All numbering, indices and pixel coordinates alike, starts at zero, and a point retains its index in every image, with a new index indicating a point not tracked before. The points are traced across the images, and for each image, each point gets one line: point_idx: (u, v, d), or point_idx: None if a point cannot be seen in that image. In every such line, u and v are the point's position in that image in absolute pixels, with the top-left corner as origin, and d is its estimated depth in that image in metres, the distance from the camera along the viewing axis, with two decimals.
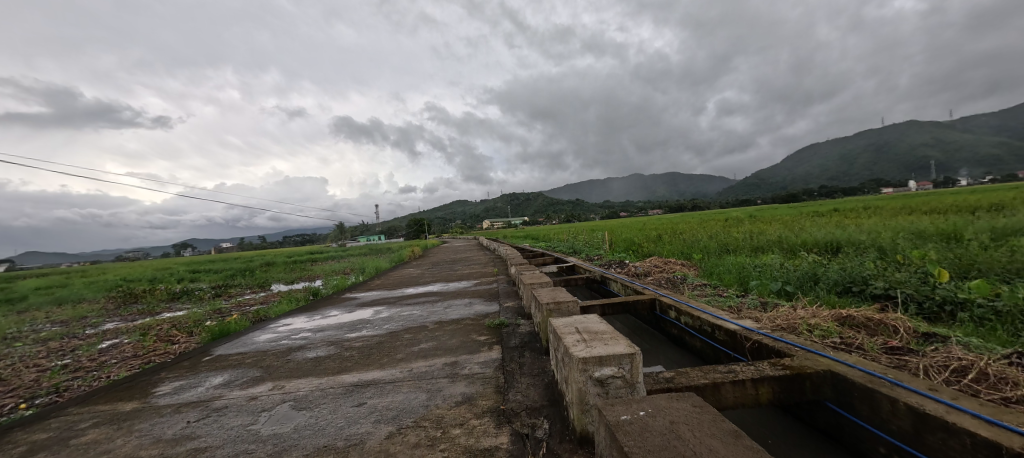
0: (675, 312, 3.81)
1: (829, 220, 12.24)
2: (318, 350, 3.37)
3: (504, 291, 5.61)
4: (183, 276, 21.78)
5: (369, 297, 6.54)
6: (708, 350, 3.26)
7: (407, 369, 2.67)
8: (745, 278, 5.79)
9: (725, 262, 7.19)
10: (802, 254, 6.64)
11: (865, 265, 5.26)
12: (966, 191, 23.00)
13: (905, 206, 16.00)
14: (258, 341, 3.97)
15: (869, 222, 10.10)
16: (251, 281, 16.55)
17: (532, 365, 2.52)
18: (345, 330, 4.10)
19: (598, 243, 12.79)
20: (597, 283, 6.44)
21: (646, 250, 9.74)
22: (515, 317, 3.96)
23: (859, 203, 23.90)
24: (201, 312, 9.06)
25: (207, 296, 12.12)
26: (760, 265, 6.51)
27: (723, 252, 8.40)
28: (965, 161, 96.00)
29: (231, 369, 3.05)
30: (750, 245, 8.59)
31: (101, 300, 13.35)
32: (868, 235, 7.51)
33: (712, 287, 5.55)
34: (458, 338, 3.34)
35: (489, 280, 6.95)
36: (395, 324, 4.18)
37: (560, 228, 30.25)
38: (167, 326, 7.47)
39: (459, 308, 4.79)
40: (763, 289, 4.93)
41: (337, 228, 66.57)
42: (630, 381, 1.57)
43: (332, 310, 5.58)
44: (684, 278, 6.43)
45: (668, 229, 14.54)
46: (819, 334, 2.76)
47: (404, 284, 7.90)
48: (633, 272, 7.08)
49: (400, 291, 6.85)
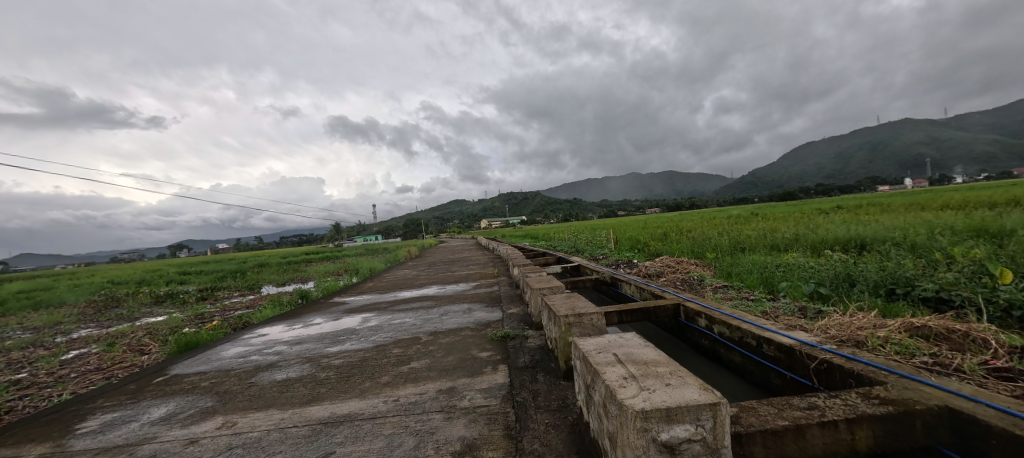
0: (706, 320, 3.31)
1: (842, 217, 11.78)
2: (290, 370, 2.84)
3: (506, 295, 5.09)
4: (170, 278, 21.10)
5: (358, 301, 5.98)
6: (752, 366, 2.75)
7: (392, 399, 2.15)
8: (769, 279, 5.29)
9: (744, 262, 6.68)
10: (827, 254, 6.16)
11: (904, 264, 4.76)
12: (970, 188, 22.69)
13: (915, 203, 15.56)
14: (226, 357, 3.43)
15: (888, 219, 9.62)
16: (241, 283, 15.92)
17: (548, 395, 2.00)
18: (326, 343, 3.57)
19: (602, 241, 12.24)
20: (607, 285, 5.93)
21: (654, 249, 9.23)
22: (521, 327, 3.45)
23: (864, 200, 23.44)
24: (181, 318, 8.46)
25: (192, 300, 11.53)
26: (783, 265, 6.01)
27: (738, 250, 7.91)
28: (962, 158, 96.20)
29: (181, 396, 2.53)
30: (766, 243, 8.09)
31: (81, 305, 12.73)
32: (895, 232, 7.03)
33: (735, 289, 5.05)
34: (454, 355, 2.81)
35: (489, 283, 6.41)
36: (384, 335, 3.64)
37: (560, 227, 29.75)
38: (141, 334, 6.89)
39: (456, 315, 4.26)
40: (795, 292, 4.44)
41: (333, 228, 65.86)
42: (711, 446, 1.07)
43: (317, 316, 5.03)
44: (701, 279, 5.92)
45: (674, 227, 14.02)
46: (897, 351, 2.26)
47: (398, 286, 7.36)
48: (644, 273, 6.56)
49: (393, 295, 6.29)
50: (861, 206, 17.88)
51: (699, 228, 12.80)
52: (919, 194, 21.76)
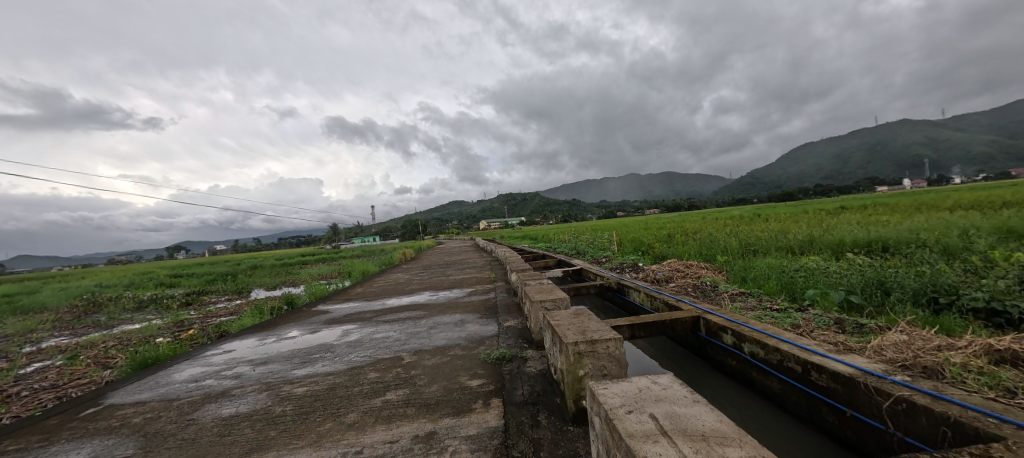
0: (733, 337, 2.86)
1: (853, 218, 11.34)
2: (243, 401, 2.37)
3: (503, 304, 4.62)
4: (160, 281, 20.56)
5: (343, 310, 5.49)
6: (796, 397, 2.30)
7: (353, 451, 1.68)
8: (791, 286, 4.85)
9: (758, 266, 6.23)
10: (849, 258, 5.73)
11: (943, 270, 4.31)
12: (973, 188, 22.41)
13: (924, 202, 15.14)
14: (175, 382, 2.93)
15: (904, 220, 9.20)
16: (231, 286, 15.38)
17: (553, 451, 1.54)
18: (295, 362, 3.10)
19: (605, 243, 11.76)
20: (613, 291, 5.48)
21: (660, 252, 8.78)
22: (519, 344, 2.99)
23: (869, 199, 23.00)
24: (159, 326, 7.98)
25: (177, 305, 11.05)
26: (803, 269, 5.57)
27: (749, 253, 7.48)
28: (960, 159, 96.20)
29: (99, 441, 2.04)
30: (779, 245, 7.64)
31: (63, 310, 12.23)
32: (918, 233, 6.60)
33: (754, 297, 4.61)
34: (438, 384, 2.34)
35: (486, 289, 5.94)
36: (362, 353, 3.16)
37: (559, 229, 29.33)
38: (111, 345, 6.40)
39: (447, 328, 3.79)
40: (825, 301, 4.00)
41: (331, 230, 65.33)
42: None
43: (295, 327, 4.54)
44: (715, 285, 5.48)
45: (678, 228, 13.57)
46: (989, 385, 1.82)
47: (389, 292, 6.88)
48: (652, 278, 6.11)
49: (381, 302, 5.79)
50: (868, 205, 17.45)
51: (704, 228, 12.33)
52: (926, 194, 21.32)
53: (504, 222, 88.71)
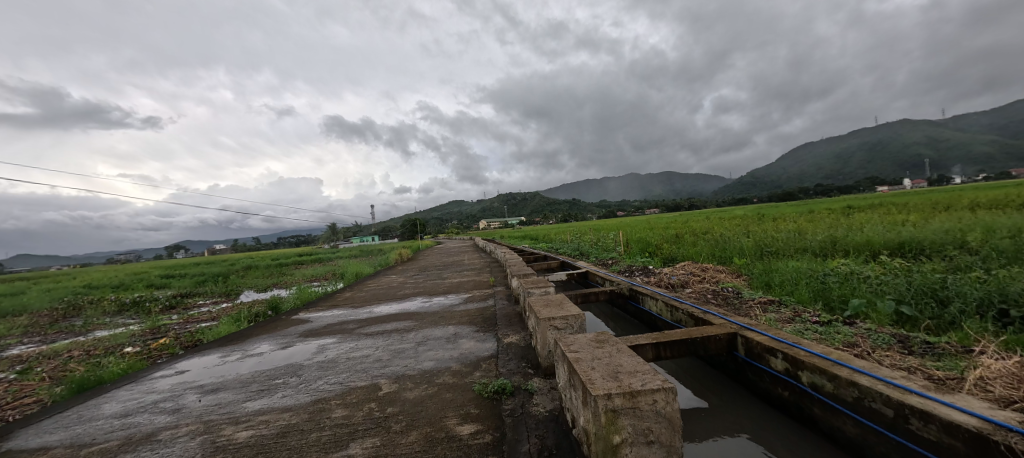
0: (786, 362, 2.34)
1: (871, 217, 10.77)
2: (165, 453, 1.84)
3: (502, 314, 4.09)
4: (150, 282, 19.97)
5: (326, 319, 4.95)
6: (884, 448, 1.78)
7: None
8: (825, 295, 4.33)
9: (782, 270, 5.70)
10: (884, 261, 5.21)
11: (1004, 275, 3.78)
12: (981, 187, 21.94)
13: (940, 201, 14.58)
14: (101, 418, 2.40)
15: (928, 219, 8.66)
16: (220, 288, 14.81)
17: None
18: (250, 391, 2.57)
19: (609, 244, 11.21)
20: (625, 298, 4.97)
21: (670, 253, 8.24)
22: (522, 369, 2.46)
23: (878, 199, 22.42)
24: (134, 333, 7.43)
25: (160, 309, 10.51)
26: (833, 274, 5.05)
27: (769, 255, 6.94)
28: (962, 158, 95.69)
29: None
30: (799, 247, 7.10)
31: (41, 313, 11.68)
32: (954, 233, 6.08)
33: (786, 307, 4.09)
34: (418, 431, 1.81)
35: (484, 295, 5.40)
36: (333, 379, 2.63)
37: (560, 229, 28.81)
38: (74, 355, 5.86)
39: (437, 345, 3.25)
40: (873, 314, 3.48)
41: (329, 229, 64.81)
42: None
43: (266, 340, 4.01)
44: (736, 292, 4.97)
45: (685, 228, 13.02)
46: None
47: (379, 297, 6.34)
48: (666, 284, 5.57)
49: (368, 310, 5.24)
50: (880, 205, 16.87)
51: (713, 229, 11.80)
52: (938, 193, 20.73)
53: (504, 222, 88.10)
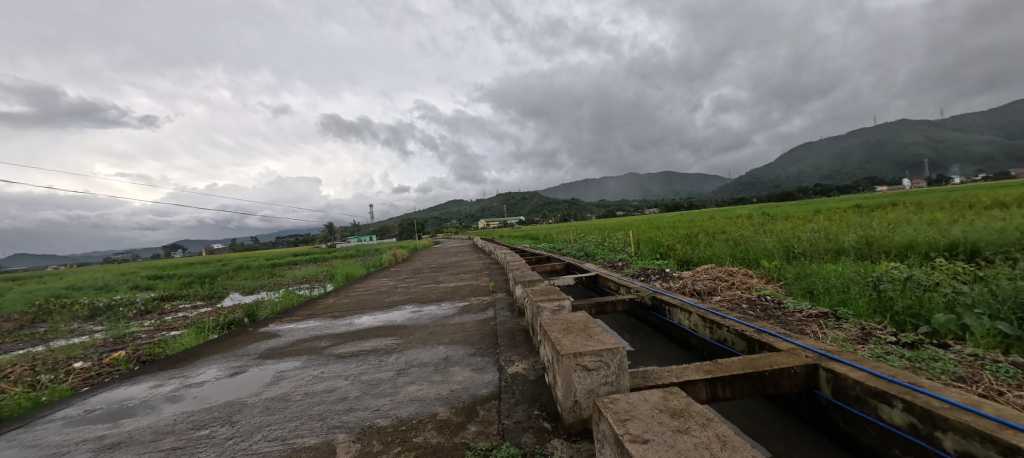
0: (910, 416, 1.66)
1: (896, 216, 10.10)
2: None
3: (504, 330, 3.39)
4: (134, 283, 19.13)
5: (298, 332, 4.23)
6: None
7: None
8: (888, 307, 3.66)
9: (820, 275, 5.02)
10: (944, 264, 4.53)
11: None
12: (990, 187, 21.37)
13: (960, 200, 13.94)
14: None
15: (964, 219, 8.00)
16: (205, 291, 14.04)
17: None
18: (158, 451, 1.86)
19: (617, 244, 10.49)
20: (647, 308, 4.28)
21: (685, 255, 7.54)
22: (537, 422, 1.77)
23: (889, 198, 21.76)
24: (93, 343, 6.68)
25: (133, 314, 9.73)
26: (886, 280, 4.38)
27: (799, 257, 6.26)
28: (962, 158, 95.37)
29: None
30: (833, 247, 6.42)
31: (9, 317, 10.89)
32: (1011, 232, 5.41)
33: (846, 321, 3.42)
34: None
35: (483, 304, 4.69)
36: (275, 433, 1.92)
37: (561, 228, 28.15)
38: (14, 373, 5.11)
39: (422, 375, 2.53)
40: (969, 333, 2.80)
41: (326, 229, 63.98)
42: None
43: (216, 362, 3.29)
44: (776, 301, 4.28)
45: (695, 228, 12.33)
46: None
47: (363, 305, 5.58)
48: (691, 290, 4.87)
49: (348, 321, 4.52)
50: (894, 204, 16.25)
51: (728, 228, 11.09)
52: (951, 192, 20.10)
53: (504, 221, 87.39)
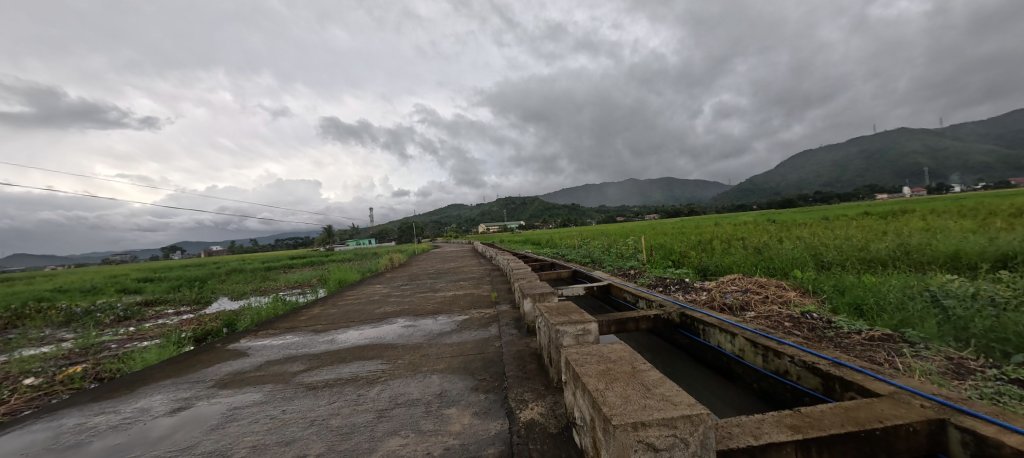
0: None
1: (920, 223, 9.59)
2: None
3: (511, 355, 2.81)
4: (122, 286, 18.48)
5: (271, 349, 3.65)
6: None
7: None
8: (966, 329, 3.11)
9: (863, 289, 4.49)
10: (1010, 277, 3.99)
11: None
12: (994, 195, 21.12)
13: (977, 208, 13.52)
14: None
15: (999, 226, 7.50)
16: (193, 295, 13.41)
17: None
18: None
19: (625, 250, 9.94)
20: (675, 327, 3.71)
21: (703, 264, 7.00)
22: None
23: (899, 205, 21.26)
24: (54, 354, 6.06)
25: (110, 320, 9.12)
26: (947, 295, 3.83)
27: (832, 267, 5.71)
28: (963, 166, 95.33)
29: None
30: (868, 257, 5.87)
31: None
32: None
33: (921, 347, 2.87)
34: None
35: (486, 318, 4.12)
36: None
37: (562, 233, 27.62)
38: None
39: (408, 421, 1.95)
40: None
41: (325, 232, 63.36)
42: None
43: (162, 390, 2.72)
44: (824, 320, 3.70)
45: (707, 234, 11.79)
46: None
47: (351, 316, 4.99)
48: (721, 305, 4.29)
49: (331, 337, 3.93)
50: (906, 211, 15.83)
51: (742, 235, 10.55)
52: (961, 199, 19.72)
53: (504, 226, 86.82)
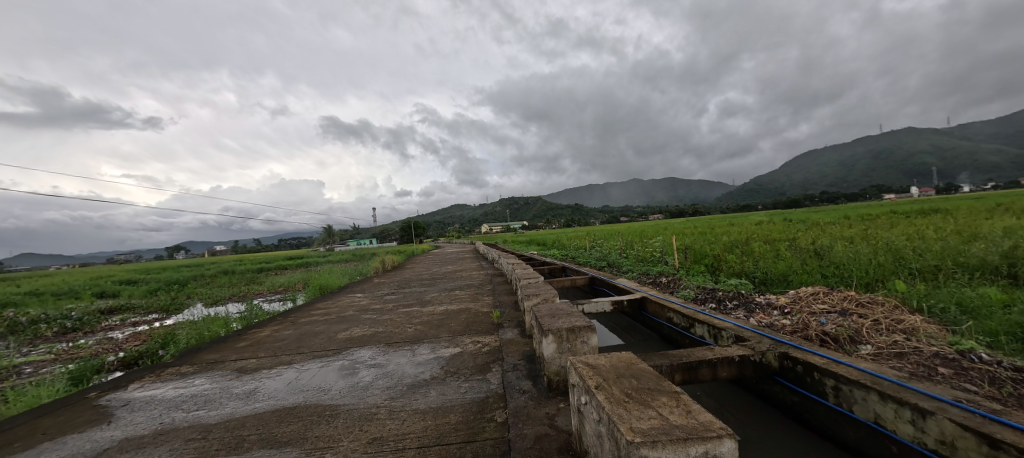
0: None
1: (984, 220, 8.34)
2: None
3: (527, 452, 1.55)
4: (97, 290, 17.12)
5: (151, 409, 2.39)
6: None
7: None
8: None
9: (1010, 312, 3.23)
10: None
11: None
12: (1021, 193, 19.96)
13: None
14: None
15: None
16: (167, 301, 12.13)
17: None
18: None
19: (646, 253, 8.67)
20: (770, 375, 2.43)
21: (751, 269, 5.72)
22: None
23: (924, 204, 20.08)
24: None
25: (53, 333, 7.85)
26: None
27: (930, 279, 4.43)
28: (974, 165, 93.38)
29: None
30: (974, 263, 4.58)
31: None
32: None
33: None
34: None
35: (484, 355, 2.85)
36: None
37: (566, 234, 26.41)
38: None
39: None
40: None
41: (325, 233, 62.20)
42: None
43: None
44: (1002, 365, 2.41)
45: (734, 235, 10.51)
46: None
47: (304, 343, 3.71)
48: (820, 335, 2.99)
49: (253, 385, 2.66)
50: (939, 210, 14.67)
51: (776, 235, 9.32)
52: (990, 199, 18.56)
53: (506, 226, 85.67)
